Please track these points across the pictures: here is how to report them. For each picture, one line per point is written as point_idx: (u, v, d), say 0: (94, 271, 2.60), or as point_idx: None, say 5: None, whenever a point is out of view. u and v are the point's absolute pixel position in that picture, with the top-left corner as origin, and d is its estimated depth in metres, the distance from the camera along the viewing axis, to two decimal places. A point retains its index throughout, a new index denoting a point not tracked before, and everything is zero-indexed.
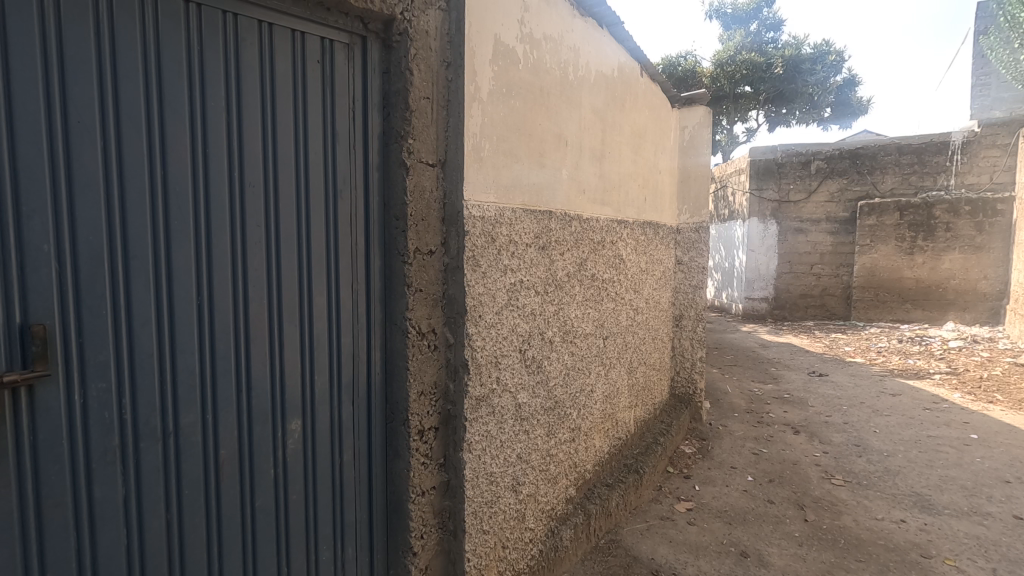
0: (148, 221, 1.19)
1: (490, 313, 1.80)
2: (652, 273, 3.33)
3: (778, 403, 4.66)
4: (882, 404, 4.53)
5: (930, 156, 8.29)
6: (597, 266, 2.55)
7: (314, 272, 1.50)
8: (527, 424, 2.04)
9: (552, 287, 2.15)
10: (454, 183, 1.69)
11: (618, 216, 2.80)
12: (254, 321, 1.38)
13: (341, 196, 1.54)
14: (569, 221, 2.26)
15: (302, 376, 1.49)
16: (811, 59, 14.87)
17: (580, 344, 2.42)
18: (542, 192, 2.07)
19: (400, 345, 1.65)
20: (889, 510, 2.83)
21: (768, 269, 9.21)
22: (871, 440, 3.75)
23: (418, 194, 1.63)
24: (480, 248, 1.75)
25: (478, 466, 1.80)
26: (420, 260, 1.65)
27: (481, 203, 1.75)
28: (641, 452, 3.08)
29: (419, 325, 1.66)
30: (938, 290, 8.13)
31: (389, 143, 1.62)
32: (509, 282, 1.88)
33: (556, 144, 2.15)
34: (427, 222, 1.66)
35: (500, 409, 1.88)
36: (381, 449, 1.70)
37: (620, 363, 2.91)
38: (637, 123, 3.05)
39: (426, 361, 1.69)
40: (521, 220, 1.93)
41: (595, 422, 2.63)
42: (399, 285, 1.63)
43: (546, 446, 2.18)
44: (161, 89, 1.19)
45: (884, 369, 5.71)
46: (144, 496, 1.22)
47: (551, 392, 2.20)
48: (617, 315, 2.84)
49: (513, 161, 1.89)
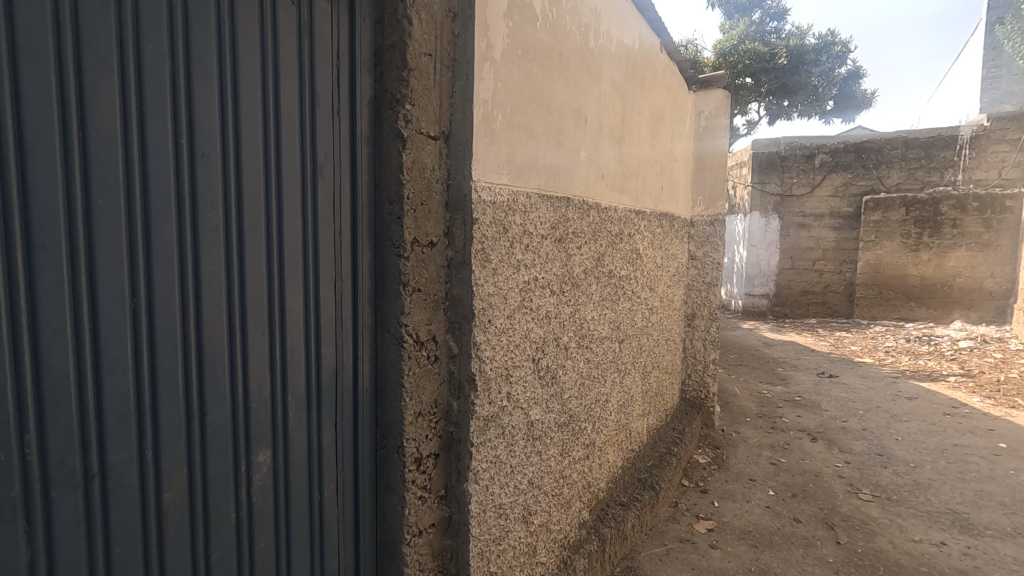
0: (60, 198, 0.88)
1: (501, 317, 1.51)
2: (667, 269, 3.05)
3: (790, 407, 4.42)
4: (900, 408, 4.31)
5: (938, 151, 8.12)
6: (615, 262, 2.27)
7: (288, 268, 1.21)
8: (539, 445, 1.76)
9: (568, 285, 1.87)
10: (461, 160, 1.39)
11: (635, 205, 2.52)
12: (209, 327, 1.08)
13: (321, 171, 1.25)
14: (587, 211, 1.97)
15: (271, 397, 1.20)
16: (815, 50, 14.64)
17: (596, 348, 2.15)
18: (559, 175, 1.78)
19: (393, 358, 1.36)
20: (926, 531, 2.59)
21: (769, 265, 8.99)
22: (894, 449, 3.52)
23: (415, 171, 1.33)
24: (491, 240, 1.46)
25: (485, 498, 1.51)
26: (418, 253, 1.35)
27: (492, 184, 1.45)
28: (655, 465, 2.82)
29: (418, 332, 1.37)
30: (944, 288, 7.95)
31: (381, 110, 1.32)
32: (522, 279, 1.60)
33: (574, 121, 1.86)
34: (428, 208, 1.37)
35: (511, 429, 1.59)
36: (369, 482, 1.41)
37: (635, 369, 2.65)
38: (655, 104, 2.76)
39: (425, 378, 1.40)
40: (537, 208, 1.64)
41: (609, 435, 2.36)
42: (392, 284, 1.34)
43: (559, 468, 1.90)
44: (78, 22, 0.89)
45: (895, 370, 5.50)
46: (57, 561, 0.92)
47: (565, 407, 1.92)
48: (633, 315, 2.57)
49: (528, 138, 1.59)
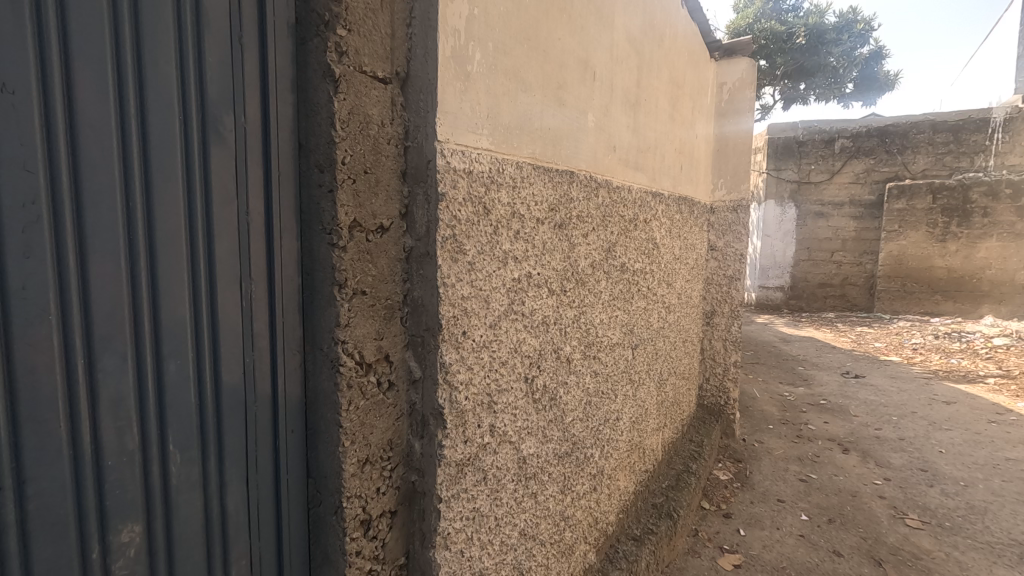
0: None
1: (481, 329, 1.13)
2: (685, 261, 2.67)
3: (816, 411, 4.04)
4: (938, 415, 3.92)
5: (967, 135, 7.68)
6: (628, 253, 1.89)
7: (163, 263, 0.83)
8: (534, 486, 1.39)
9: (571, 283, 1.49)
10: (423, 113, 1.01)
11: (652, 186, 2.13)
12: (24, 351, 0.70)
13: (214, 124, 0.87)
14: (595, 189, 1.59)
15: (141, 448, 0.83)
16: (834, 30, 14.09)
17: (605, 358, 1.77)
18: (560, 142, 1.40)
19: (328, 386, 0.98)
20: (990, 569, 2.22)
21: (785, 257, 8.57)
22: (939, 464, 3.13)
23: (355, 127, 0.95)
24: (468, 223, 1.07)
25: (460, 566, 1.15)
26: (361, 241, 0.98)
27: (467, 148, 1.07)
28: (671, 486, 2.45)
29: (362, 351, 0.99)
30: (973, 281, 7.50)
31: (305, 39, 0.94)
32: (512, 277, 1.22)
33: (580, 75, 1.48)
34: (375, 178, 0.99)
35: (496, 472, 1.22)
36: (299, 550, 1.05)
37: (649, 378, 2.28)
38: (675, 68, 2.37)
39: (374, 413, 1.03)
40: (531, 182, 1.26)
41: (620, 458, 1.99)
42: (324, 284, 0.96)
43: (559, 508, 1.54)
44: None
45: (927, 370, 5.11)
46: None
47: (567, 433, 1.55)
48: (647, 316, 2.19)
49: (518, 89, 1.21)
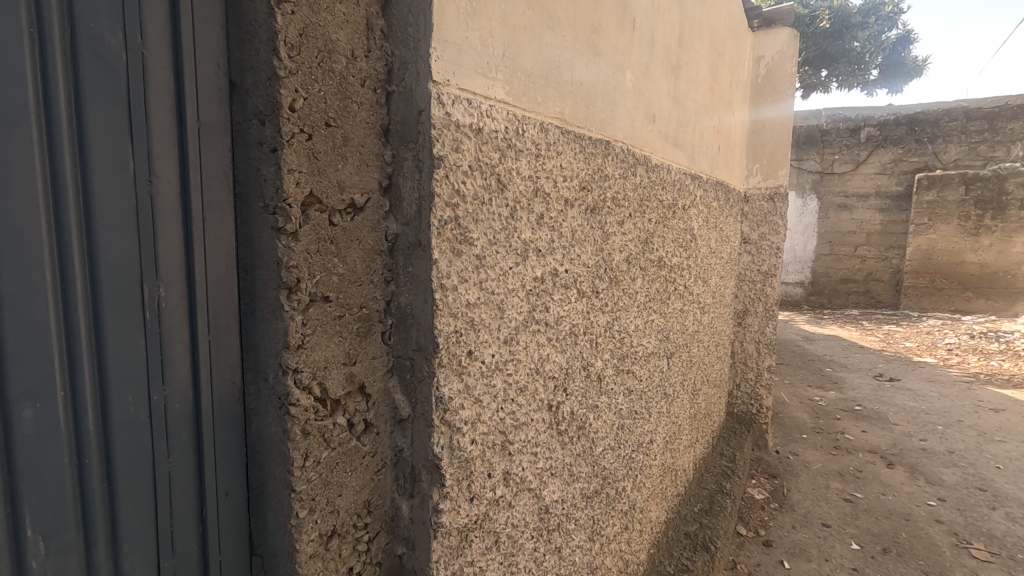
0: None
1: (493, 348, 0.84)
2: (720, 255, 2.36)
3: (852, 419, 3.71)
4: (987, 424, 3.60)
5: (1003, 122, 7.29)
6: (665, 245, 1.58)
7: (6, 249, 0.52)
8: (557, 539, 1.10)
9: (604, 282, 1.19)
10: (413, 44, 0.72)
11: (690, 167, 1.82)
12: None
13: (92, 40, 0.57)
14: (633, 166, 1.29)
15: None
16: (857, 15, 13.61)
17: (639, 371, 1.47)
18: (594, 102, 1.09)
19: (276, 430, 0.69)
20: None
21: (806, 251, 8.21)
22: (998, 483, 2.82)
23: (311, 59, 0.66)
24: (477, 202, 0.78)
25: None
26: (321, 225, 0.68)
27: (475, 96, 0.77)
28: (705, 511, 2.15)
29: (324, 383, 0.71)
30: (1007, 277, 7.10)
31: None
32: (534, 275, 0.92)
33: (618, 20, 1.17)
34: (343, 134, 0.70)
35: (513, 531, 0.93)
36: None
37: (683, 391, 1.97)
38: (716, 31, 2.05)
39: (344, 467, 0.74)
40: (560, 152, 0.96)
41: (652, 485, 1.69)
42: (268, 288, 0.67)
43: (586, 559, 1.25)
44: None
45: (967, 374, 4.77)
46: None
47: (596, 467, 1.25)
48: (683, 318, 1.89)
49: (544, 25, 0.91)
